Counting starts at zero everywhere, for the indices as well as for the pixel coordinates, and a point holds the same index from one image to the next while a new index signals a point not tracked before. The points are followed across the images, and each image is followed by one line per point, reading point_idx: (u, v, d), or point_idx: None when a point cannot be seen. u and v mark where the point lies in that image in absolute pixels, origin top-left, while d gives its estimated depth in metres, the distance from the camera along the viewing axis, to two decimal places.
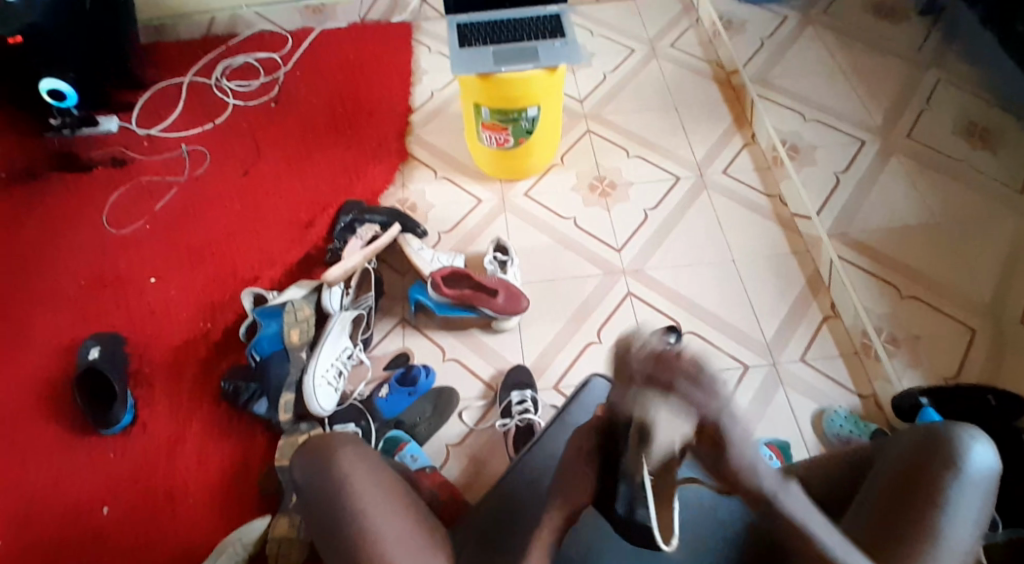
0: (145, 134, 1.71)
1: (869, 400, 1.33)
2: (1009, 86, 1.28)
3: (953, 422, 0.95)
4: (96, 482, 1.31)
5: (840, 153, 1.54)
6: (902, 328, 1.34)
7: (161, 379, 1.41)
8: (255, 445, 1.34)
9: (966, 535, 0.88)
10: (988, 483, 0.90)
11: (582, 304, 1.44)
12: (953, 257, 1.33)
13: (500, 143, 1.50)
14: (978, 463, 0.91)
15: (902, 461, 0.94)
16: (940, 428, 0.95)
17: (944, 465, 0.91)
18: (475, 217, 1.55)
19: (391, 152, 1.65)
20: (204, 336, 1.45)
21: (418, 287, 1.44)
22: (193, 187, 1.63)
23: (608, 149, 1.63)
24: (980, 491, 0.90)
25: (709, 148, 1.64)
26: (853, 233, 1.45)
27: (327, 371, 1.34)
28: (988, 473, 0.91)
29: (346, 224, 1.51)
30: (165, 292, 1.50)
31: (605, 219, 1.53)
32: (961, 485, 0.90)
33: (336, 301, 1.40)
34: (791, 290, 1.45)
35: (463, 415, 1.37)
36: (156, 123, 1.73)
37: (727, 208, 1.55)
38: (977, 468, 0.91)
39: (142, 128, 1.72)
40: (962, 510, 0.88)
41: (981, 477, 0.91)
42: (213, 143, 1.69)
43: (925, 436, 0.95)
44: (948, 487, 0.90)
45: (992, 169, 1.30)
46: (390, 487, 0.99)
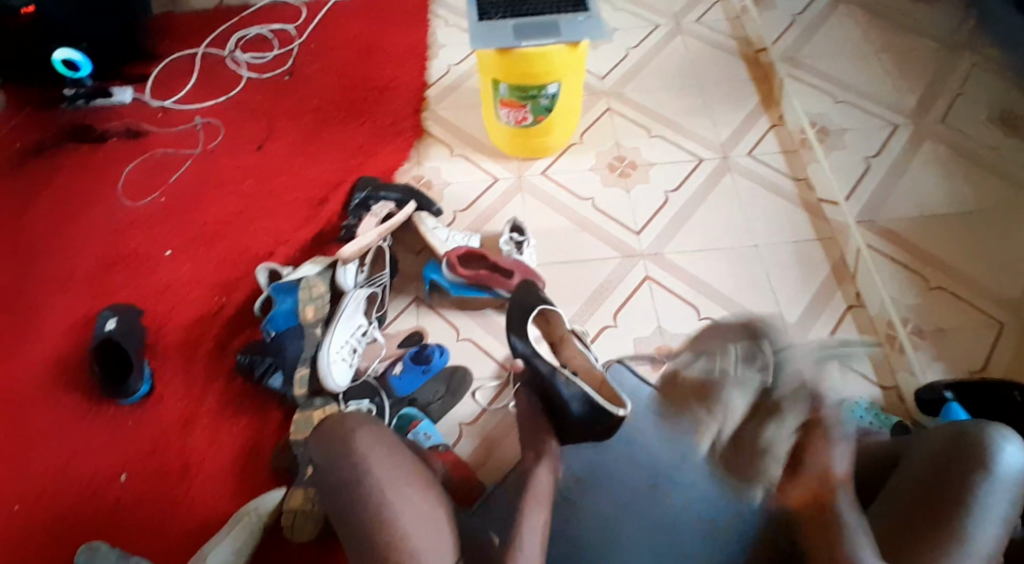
0: (160, 106, 1.69)
1: (891, 392, 1.29)
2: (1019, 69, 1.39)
3: (984, 423, 0.93)
4: (112, 454, 1.33)
5: (869, 138, 1.50)
6: (928, 320, 1.32)
7: (176, 353, 1.42)
8: (269, 421, 1.35)
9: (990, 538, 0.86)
10: (1019, 484, 0.89)
11: (602, 284, 1.41)
12: (981, 255, 1.35)
13: (518, 120, 1.47)
14: (1009, 463, 0.89)
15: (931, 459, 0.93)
16: (971, 425, 0.94)
17: (976, 464, 0.89)
18: (491, 196, 1.52)
19: (406, 127, 1.62)
20: (218, 312, 1.45)
21: (434, 267, 1.43)
22: (207, 160, 1.61)
23: (628, 128, 1.59)
24: (1010, 493, 0.88)
25: (734, 131, 1.58)
26: (881, 223, 1.42)
27: (341, 349, 1.33)
28: (1019, 475, 0.89)
29: (361, 201, 1.50)
30: (179, 267, 1.50)
31: (623, 201, 1.50)
32: (991, 486, 0.88)
33: (351, 279, 1.39)
34: (814, 278, 1.40)
35: (476, 395, 1.36)
36: (170, 96, 1.71)
37: (752, 193, 1.50)
38: (1007, 467, 0.89)
39: (157, 101, 1.70)
40: (990, 511, 0.86)
41: (1011, 478, 0.89)
42: (227, 116, 1.67)
43: (955, 435, 0.94)
44: (977, 489, 0.88)
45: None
46: (407, 468, 0.98)
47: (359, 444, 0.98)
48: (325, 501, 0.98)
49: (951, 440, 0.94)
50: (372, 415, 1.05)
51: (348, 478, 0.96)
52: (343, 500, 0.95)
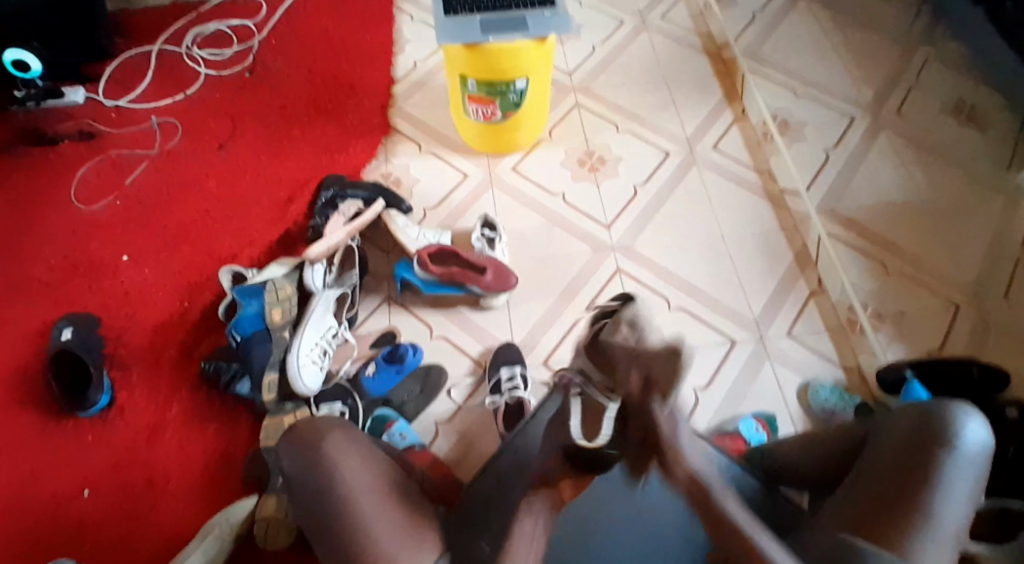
0: (115, 105, 1.64)
1: (854, 373, 1.36)
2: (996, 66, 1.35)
3: (948, 402, 0.97)
4: (75, 469, 1.29)
5: (831, 130, 1.55)
6: (887, 305, 1.39)
7: (141, 361, 1.38)
8: (238, 426, 1.33)
9: (958, 513, 0.89)
10: (981, 458, 0.92)
11: (571, 281, 1.42)
12: (936, 240, 1.40)
13: (486, 116, 1.47)
14: (971, 438, 0.93)
15: (898, 441, 0.96)
16: (934, 406, 0.97)
17: (940, 443, 0.93)
18: (462, 193, 1.51)
19: (373, 125, 1.60)
20: (182, 318, 1.42)
21: (404, 265, 1.41)
22: (166, 161, 1.57)
23: (596, 124, 1.60)
24: (973, 466, 0.92)
25: (699, 123, 1.61)
26: (841, 210, 1.47)
27: (311, 351, 1.32)
28: (981, 449, 0.93)
29: (328, 199, 1.47)
30: (141, 273, 1.45)
31: (594, 195, 1.51)
32: (955, 461, 0.91)
33: (319, 279, 1.38)
34: (779, 266, 1.45)
35: (451, 393, 1.36)
36: (125, 94, 1.66)
37: (720, 186, 1.52)
38: (970, 444, 0.92)
39: (111, 100, 1.65)
40: (954, 485, 0.90)
41: (976, 455, 0.92)
42: (186, 117, 1.62)
43: (923, 415, 0.96)
44: (942, 463, 0.91)
45: (979, 147, 1.41)
46: (377, 472, 0.97)
47: (330, 447, 0.98)
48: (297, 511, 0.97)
49: (918, 420, 0.97)
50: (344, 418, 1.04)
51: (320, 486, 0.95)
52: (319, 509, 0.94)
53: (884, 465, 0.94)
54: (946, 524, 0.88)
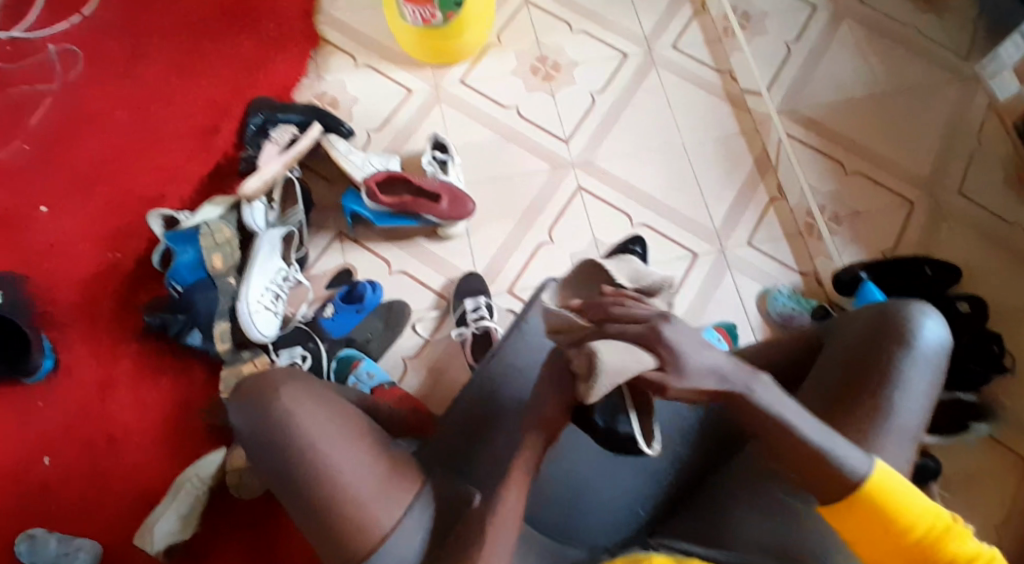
0: (7, 37, 1.42)
1: (810, 277, 1.36)
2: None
3: (905, 302, 1.00)
4: (28, 437, 1.24)
5: (791, 23, 1.47)
6: (844, 205, 1.38)
7: (79, 319, 1.29)
8: (195, 378, 1.28)
9: (914, 409, 0.95)
10: (938, 355, 0.97)
11: (531, 202, 1.36)
12: (892, 135, 1.40)
13: (425, 19, 1.32)
14: (928, 337, 0.97)
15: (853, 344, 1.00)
16: (891, 305, 1.01)
17: (896, 342, 0.97)
18: (407, 111, 1.40)
19: (299, 35, 1.43)
20: (116, 269, 1.31)
21: (353, 197, 1.32)
22: (69, 92, 1.38)
23: (547, 23, 1.47)
24: (929, 363, 0.97)
25: (659, 18, 1.49)
26: (801, 109, 1.42)
27: (262, 297, 1.25)
28: (937, 345, 0.98)
29: (258, 127, 1.34)
30: (60, 221, 1.32)
31: (550, 106, 1.41)
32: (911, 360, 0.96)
33: (260, 219, 1.29)
34: (738, 172, 1.40)
35: (417, 328, 1.33)
36: (16, 22, 1.43)
37: (679, 88, 1.44)
38: (927, 343, 0.97)
39: (1, 31, 1.42)
40: (911, 385, 0.95)
41: (932, 351, 0.97)
42: (83, 36, 1.42)
43: (878, 314, 1.00)
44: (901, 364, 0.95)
45: (940, 36, 1.46)
46: (345, 420, 0.93)
47: (288, 399, 0.93)
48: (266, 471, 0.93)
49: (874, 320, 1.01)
50: (298, 370, 0.99)
51: (278, 440, 0.91)
52: (295, 471, 0.90)
53: (840, 367, 0.99)
54: (904, 420, 0.94)
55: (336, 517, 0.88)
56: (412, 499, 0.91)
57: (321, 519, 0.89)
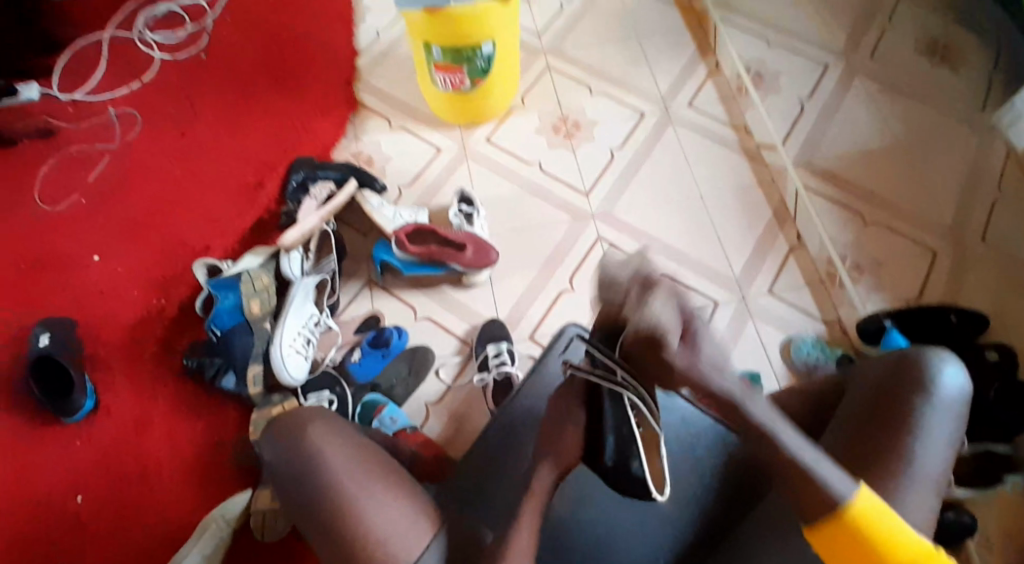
0: (70, 98, 1.56)
1: (834, 325, 1.36)
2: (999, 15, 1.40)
3: (923, 350, 0.96)
4: (65, 474, 1.28)
5: (804, 79, 1.53)
6: (866, 254, 1.38)
7: (122, 360, 1.36)
8: (226, 420, 1.32)
9: (937, 459, 0.91)
10: (959, 404, 0.93)
11: (553, 252, 1.41)
12: (909, 185, 1.42)
13: (455, 85, 1.42)
14: (948, 385, 0.93)
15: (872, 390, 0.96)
16: (910, 353, 0.98)
17: (916, 390, 0.93)
18: (436, 168, 1.48)
19: (338, 100, 1.55)
20: (160, 314, 1.39)
21: (383, 246, 1.39)
22: (127, 152, 1.51)
23: (569, 86, 1.56)
24: (951, 412, 0.92)
25: (674, 79, 1.57)
26: (817, 161, 1.46)
27: (294, 341, 1.30)
28: (958, 395, 0.93)
29: (299, 183, 1.44)
30: (112, 270, 1.42)
31: (570, 161, 1.48)
32: (933, 408, 0.92)
33: (296, 267, 1.35)
34: (758, 223, 1.44)
35: (440, 373, 1.36)
36: (79, 85, 1.58)
37: (696, 143, 1.50)
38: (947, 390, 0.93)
39: (66, 93, 1.57)
40: (932, 433, 0.91)
41: (953, 399, 0.93)
42: (143, 102, 1.56)
43: (896, 363, 0.96)
44: (920, 413, 0.92)
45: (957, 89, 1.47)
46: (367, 461, 0.96)
47: (314, 436, 0.97)
48: (285, 502, 0.97)
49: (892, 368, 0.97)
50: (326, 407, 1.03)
51: (305, 476, 0.94)
52: (312, 499, 0.93)
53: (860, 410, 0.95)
54: (925, 467, 0.90)
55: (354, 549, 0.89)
56: (431, 538, 0.91)
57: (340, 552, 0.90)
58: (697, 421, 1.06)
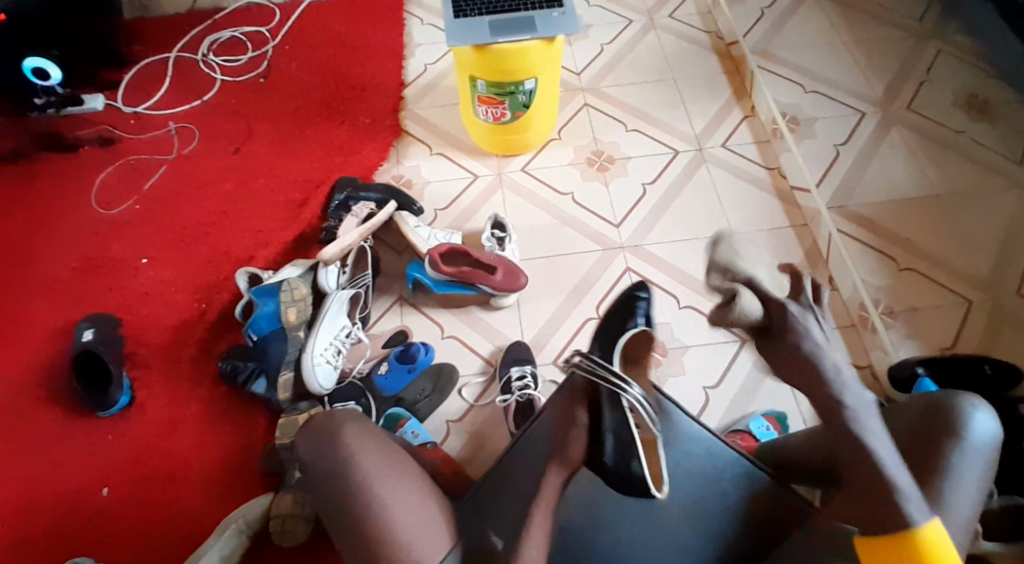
0: (132, 111, 1.67)
1: (865, 371, 1.35)
2: (998, 65, 1.39)
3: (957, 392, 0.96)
4: (95, 467, 1.32)
5: (842, 125, 1.54)
6: (899, 300, 1.37)
7: (159, 359, 1.41)
8: (255, 425, 1.35)
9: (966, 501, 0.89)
10: (991, 450, 0.92)
11: (583, 279, 1.43)
12: (948, 235, 1.40)
13: (496, 117, 1.48)
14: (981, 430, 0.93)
15: (904, 428, 0.96)
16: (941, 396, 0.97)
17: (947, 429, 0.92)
18: (472, 194, 1.53)
19: (384, 127, 1.62)
20: (199, 317, 1.44)
21: (416, 265, 1.43)
22: (182, 165, 1.60)
23: (605, 123, 1.61)
24: (982, 456, 0.91)
25: (709, 121, 1.61)
26: (851, 206, 1.46)
27: (325, 350, 1.34)
28: (991, 441, 0.92)
29: (341, 202, 1.50)
30: (158, 273, 1.48)
31: (603, 194, 1.52)
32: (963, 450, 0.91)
33: (332, 281, 1.40)
34: (789, 263, 1.44)
35: (463, 392, 1.37)
36: (143, 100, 1.69)
37: (727, 182, 1.53)
38: (979, 434, 0.92)
39: (129, 106, 1.68)
40: (963, 474, 0.90)
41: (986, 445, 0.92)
42: (202, 120, 1.65)
43: (927, 404, 0.97)
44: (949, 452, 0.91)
45: (993, 142, 1.42)
46: (394, 462, 0.99)
47: (347, 437, 0.99)
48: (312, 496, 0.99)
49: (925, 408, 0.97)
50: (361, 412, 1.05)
51: (335, 474, 0.97)
52: (335, 495, 0.96)
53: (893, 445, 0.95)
54: (955, 511, 0.88)
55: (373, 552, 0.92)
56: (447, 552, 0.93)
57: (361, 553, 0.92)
58: (722, 454, 1.02)
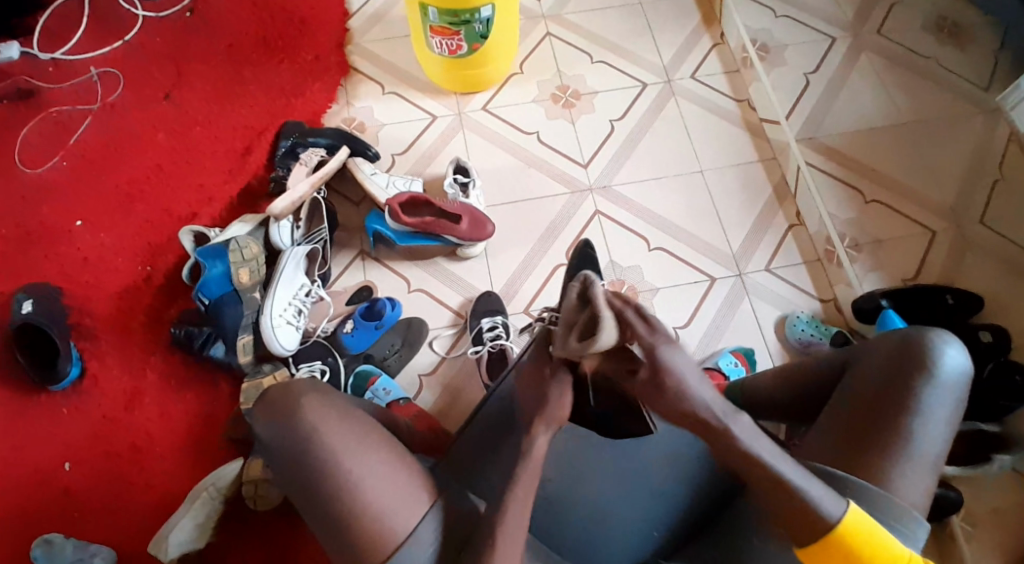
0: (50, 59, 1.50)
1: (830, 304, 1.36)
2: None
3: (925, 328, 0.94)
4: (53, 443, 1.26)
5: (811, 52, 1.48)
6: (866, 233, 1.37)
7: (108, 330, 1.32)
8: (217, 391, 1.30)
9: (938, 438, 0.90)
10: (961, 385, 0.92)
11: (552, 222, 1.39)
12: (915, 164, 1.39)
13: (451, 50, 1.37)
14: (950, 366, 0.92)
15: (874, 372, 0.94)
16: (913, 333, 0.95)
17: (919, 372, 0.91)
18: (430, 136, 1.44)
19: (330, 64, 1.50)
20: (147, 282, 1.35)
21: (376, 216, 1.35)
22: (110, 114, 1.45)
23: (569, 54, 1.52)
24: (952, 393, 0.91)
25: (678, 50, 1.53)
26: (821, 138, 1.43)
27: (285, 311, 1.28)
28: (961, 376, 0.92)
29: (288, 149, 1.40)
30: (96, 236, 1.37)
31: (570, 133, 1.45)
32: (937, 389, 0.90)
33: (286, 237, 1.32)
34: (756, 200, 1.42)
35: (434, 344, 1.34)
36: (60, 45, 1.51)
37: (697, 117, 1.47)
38: (950, 371, 0.91)
39: (46, 53, 1.50)
40: (934, 413, 0.90)
41: (954, 381, 0.92)
42: (127, 62, 1.50)
43: (899, 343, 0.94)
44: (925, 394, 0.90)
45: (960, 65, 1.40)
46: (368, 436, 0.94)
47: (309, 411, 0.94)
48: (288, 483, 0.94)
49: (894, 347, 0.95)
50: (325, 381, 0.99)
51: (302, 451, 0.91)
52: (310, 475, 0.91)
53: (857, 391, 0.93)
54: (924, 453, 0.89)
55: (354, 533, 0.88)
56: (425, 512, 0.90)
57: (342, 535, 0.89)
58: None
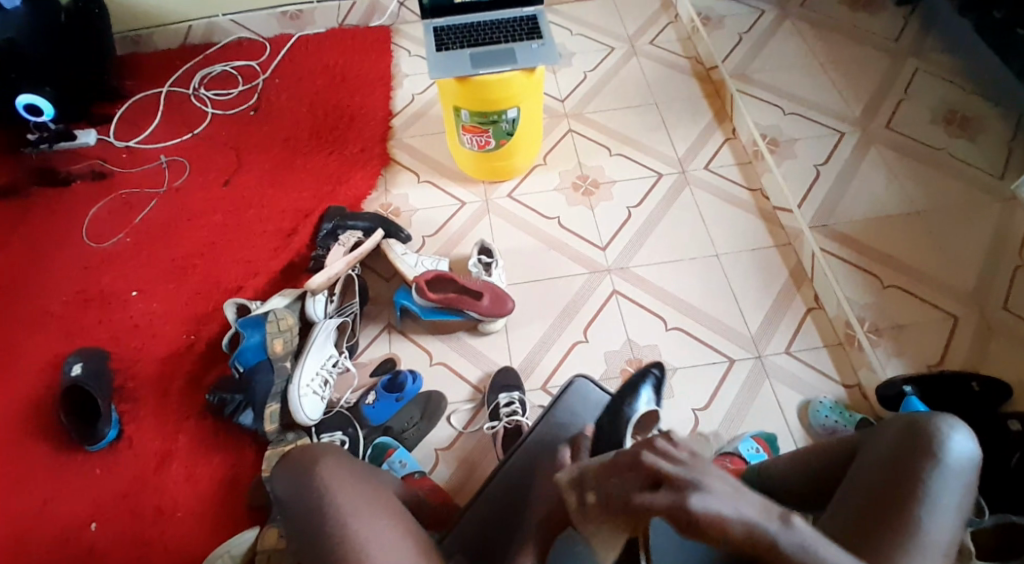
0: (124, 146, 1.70)
1: (854, 390, 1.33)
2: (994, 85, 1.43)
3: (933, 413, 0.89)
4: (83, 501, 1.30)
5: (818, 147, 1.57)
6: (884, 318, 1.36)
7: (147, 394, 1.40)
8: (243, 457, 1.33)
9: (945, 525, 0.82)
10: (970, 473, 0.85)
11: (570, 301, 1.44)
12: (932, 253, 1.39)
13: (481, 145, 1.50)
14: (957, 451, 0.85)
15: (881, 452, 0.88)
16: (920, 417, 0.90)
17: (923, 455, 0.85)
18: (459, 220, 1.55)
19: (373, 156, 1.65)
20: (189, 349, 1.44)
21: (404, 292, 1.43)
22: (174, 199, 1.61)
23: (590, 148, 1.64)
24: (960, 479, 0.84)
25: (691, 145, 1.64)
26: (833, 225, 1.47)
27: (312, 381, 1.33)
28: (969, 463, 0.85)
29: (329, 231, 1.51)
30: (148, 306, 1.49)
31: (589, 218, 1.54)
32: (941, 473, 0.84)
33: (320, 310, 1.41)
34: (774, 282, 1.45)
35: (452, 419, 1.36)
36: (134, 135, 1.72)
37: (712, 205, 1.55)
38: (956, 456, 0.85)
39: (121, 140, 1.70)
40: (941, 500, 0.83)
41: (963, 468, 0.85)
42: (193, 153, 1.68)
43: (907, 424, 0.89)
44: (928, 479, 0.84)
45: (974, 155, 1.43)
46: (376, 499, 0.93)
47: (324, 469, 0.94)
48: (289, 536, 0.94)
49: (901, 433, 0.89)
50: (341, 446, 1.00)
51: (311, 506, 0.91)
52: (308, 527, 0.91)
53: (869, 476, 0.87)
54: (934, 537, 0.81)
55: None
56: None
57: None
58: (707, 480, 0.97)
